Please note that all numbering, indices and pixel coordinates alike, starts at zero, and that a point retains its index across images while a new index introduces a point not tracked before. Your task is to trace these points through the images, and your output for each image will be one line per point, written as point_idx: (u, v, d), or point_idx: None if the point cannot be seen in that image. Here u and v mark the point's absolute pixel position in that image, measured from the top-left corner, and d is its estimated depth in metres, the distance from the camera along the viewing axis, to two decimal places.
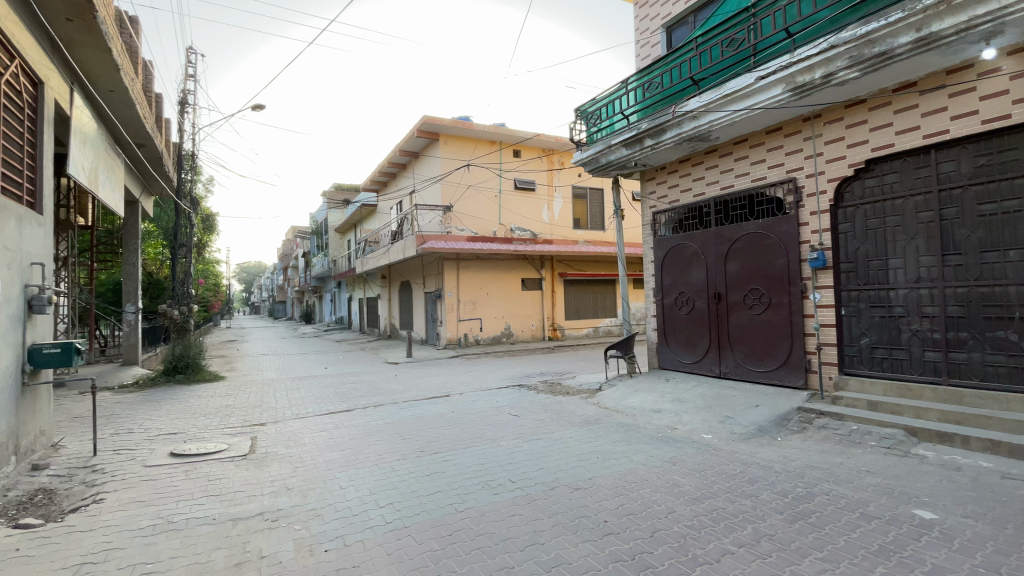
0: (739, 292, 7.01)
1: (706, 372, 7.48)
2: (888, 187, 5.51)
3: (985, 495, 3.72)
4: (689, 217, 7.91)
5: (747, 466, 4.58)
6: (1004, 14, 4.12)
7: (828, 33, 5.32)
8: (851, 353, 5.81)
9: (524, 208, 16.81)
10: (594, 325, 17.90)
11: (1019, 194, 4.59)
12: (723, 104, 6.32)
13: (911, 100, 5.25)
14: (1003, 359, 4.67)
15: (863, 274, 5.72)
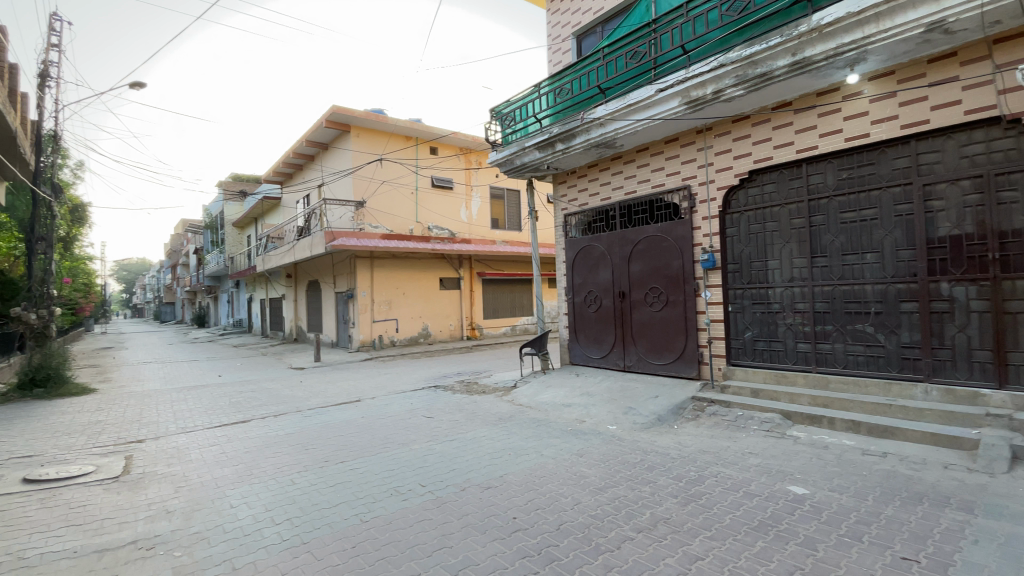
0: (641, 291, 7.44)
1: (613, 367, 7.86)
2: (768, 196, 6.13)
3: (844, 468, 4.27)
4: (597, 220, 8.25)
5: (647, 454, 4.86)
6: (863, 44, 4.73)
7: (718, 53, 5.80)
8: (737, 345, 6.41)
9: (441, 206, 16.61)
10: (511, 324, 18.17)
11: (873, 205, 5.29)
12: (627, 113, 6.67)
13: (787, 118, 5.87)
14: (861, 348, 5.39)
15: (746, 274, 6.32)
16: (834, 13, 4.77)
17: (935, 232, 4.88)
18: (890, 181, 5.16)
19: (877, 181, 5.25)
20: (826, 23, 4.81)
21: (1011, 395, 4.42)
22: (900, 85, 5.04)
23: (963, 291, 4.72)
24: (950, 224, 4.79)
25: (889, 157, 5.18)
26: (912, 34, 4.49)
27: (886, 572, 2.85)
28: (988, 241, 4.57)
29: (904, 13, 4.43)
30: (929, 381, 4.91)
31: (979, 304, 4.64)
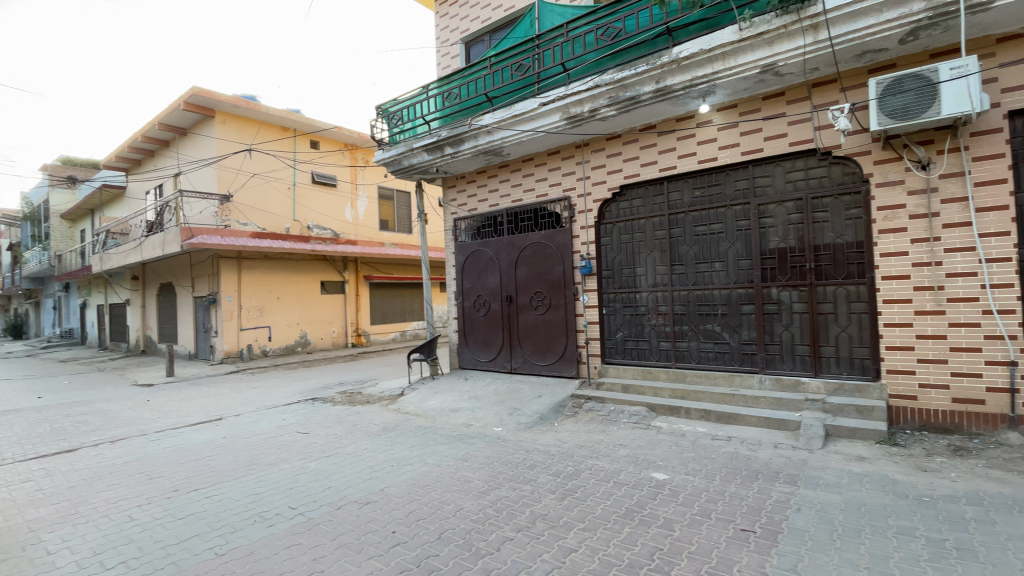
0: (527, 295, 7.69)
1: (500, 369, 8.02)
2: (635, 209, 6.71)
3: (697, 453, 4.81)
4: (484, 226, 8.36)
5: (529, 453, 5.02)
6: (713, 79, 5.40)
7: (595, 74, 6.23)
8: (611, 345, 6.90)
9: (323, 205, 15.65)
10: (401, 329, 17.68)
11: (720, 220, 6.04)
12: (512, 122, 6.86)
13: (653, 139, 6.48)
14: (710, 345, 6.12)
15: (618, 280, 6.85)
16: (690, 49, 5.38)
17: (767, 245, 5.72)
18: (733, 200, 5.93)
19: (723, 200, 6.01)
20: (684, 57, 5.40)
21: (823, 381, 5.33)
22: (742, 117, 5.83)
23: (788, 295, 5.60)
24: (778, 239, 5.65)
25: (732, 179, 5.96)
26: (750, 74, 5.23)
27: (728, 543, 3.26)
28: (805, 253, 5.46)
29: (744, 55, 5.14)
30: (763, 372, 5.74)
31: (800, 306, 5.53)
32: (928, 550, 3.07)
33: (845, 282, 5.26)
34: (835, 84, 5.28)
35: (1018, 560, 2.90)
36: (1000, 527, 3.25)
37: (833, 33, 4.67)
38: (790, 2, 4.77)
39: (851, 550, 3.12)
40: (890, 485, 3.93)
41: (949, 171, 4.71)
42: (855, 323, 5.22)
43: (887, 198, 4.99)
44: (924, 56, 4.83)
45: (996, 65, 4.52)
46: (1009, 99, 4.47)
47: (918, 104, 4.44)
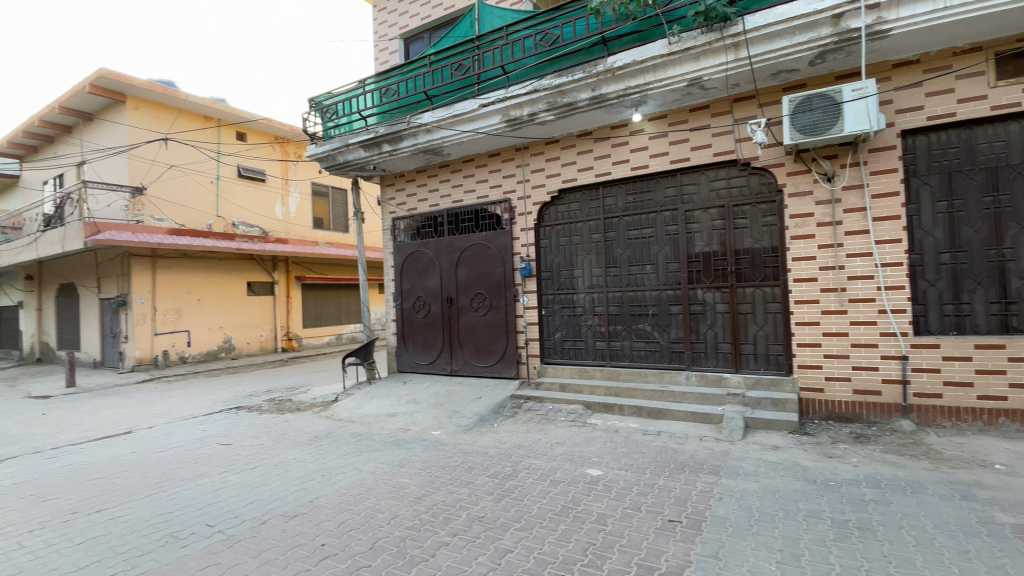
0: (467, 296, 7.65)
1: (439, 372, 7.92)
2: (572, 213, 6.88)
3: (629, 448, 4.99)
4: (424, 226, 8.23)
5: (467, 456, 4.98)
6: (645, 89, 5.63)
7: (533, 78, 6.31)
8: (549, 345, 7.02)
9: (251, 201, 14.77)
10: (336, 332, 17.05)
11: (652, 224, 6.31)
12: (452, 122, 6.80)
13: (590, 145, 6.66)
14: (642, 344, 6.38)
15: (556, 281, 6.98)
16: (624, 60, 5.58)
17: (694, 248, 6.04)
18: (664, 206, 6.22)
19: (654, 205, 6.29)
20: (618, 67, 5.60)
21: (743, 376, 5.71)
22: (671, 127, 6.12)
23: (712, 296, 5.94)
24: (703, 243, 5.99)
25: (662, 186, 6.25)
26: (678, 87, 5.51)
27: (657, 534, 3.40)
28: (727, 257, 5.83)
29: (673, 69, 5.41)
30: (690, 368, 6.06)
31: (723, 306, 5.89)
32: (832, 530, 3.36)
33: (762, 284, 5.66)
34: (754, 99, 5.66)
35: (906, 534, 3.24)
36: (893, 506, 3.62)
37: (752, 53, 5.01)
38: (714, 21, 5.05)
39: (767, 534, 3.35)
40: (801, 472, 4.27)
41: (851, 183, 5.19)
42: (771, 322, 5.63)
43: (799, 207, 5.42)
44: (830, 78, 5.29)
45: (889, 89, 5.03)
46: (899, 120, 4.99)
47: (825, 122, 4.87)
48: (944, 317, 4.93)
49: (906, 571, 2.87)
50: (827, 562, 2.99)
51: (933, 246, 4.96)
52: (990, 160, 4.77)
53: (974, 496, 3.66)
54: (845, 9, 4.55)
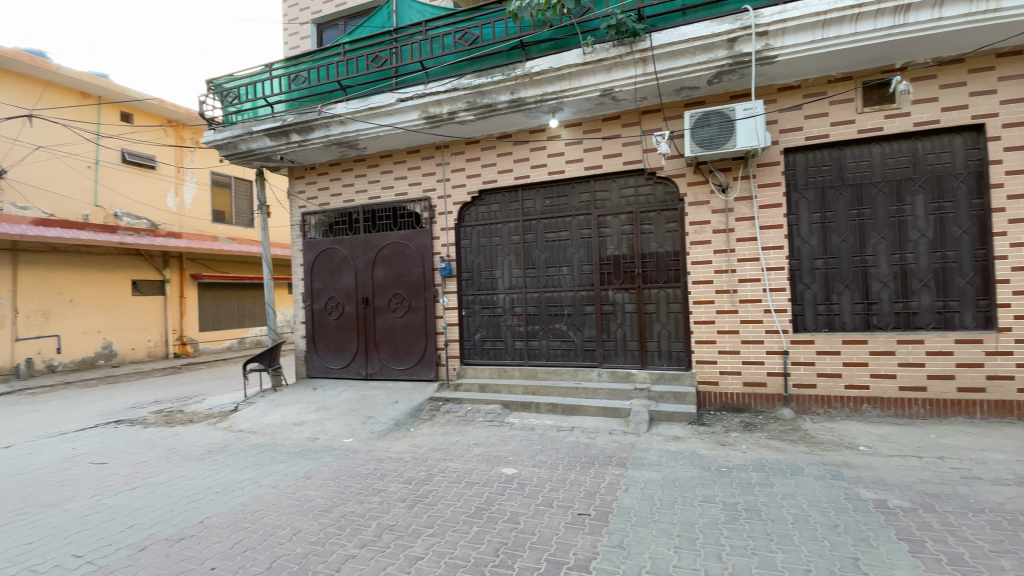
0: (384, 297, 7.42)
1: (354, 375, 7.61)
2: (492, 214, 6.91)
3: (544, 445, 5.11)
4: (338, 222, 7.87)
5: (379, 463, 4.83)
6: (561, 96, 5.78)
7: (453, 77, 6.26)
8: (469, 346, 7.00)
9: (138, 189, 13.28)
10: (238, 336, 15.89)
11: (568, 228, 6.51)
12: (368, 116, 6.55)
13: (509, 147, 6.72)
14: (559, 343, 6.56)
15: (477, 282, 6.97)
16: (541, 65, 5.70)
17: (606, 251, 6.32)
18: (579, 210, 6.44)
19: (570, 209, 6.49)
20: (536, 72, 5.70)
21: (648, 372, 6.08)
22: (586, 134, 6.35)
23: (623, 297, 6.25)
24: (614, 247, 6.29)
25: (577, 191, 6.47)
26: (592, 96, 5.72)
27: (567, 529, 3.51)
28: (635, 260, 6.17)
29: (587, 78, 5.61)
30: (602, 365, 6.33)
31: (632, 306, 6.22)
32: (724, 513, 3.66)
33: (666, 286, 6.06)
34: (659, 112, 6.03)
35: (785, 513, 3.61)
36: (775, 487, 4.02)
37: (658, 68, 5.32)
38: (624, 35, 5.31)
39: (667, 520, 3.59)
40: (698, 460, 4.62)
41: (742, 195, 5.68)
42: (673, 321, 6.04)
43: (698, 214, 5.84)
44: (725, 97, 5.76)
45: (775, 110, 5.57)
46: (783, 139, 5.55)
47: (720, 137, 5.29)
48: (818, 316, 5.54)
49: (784, 546, 3.19)
50: (718, 543, 3.26)
51: (810, 252, 5.56)
52: (856, 177, 5.41)
53: (840, 475, 4.16)
54: (738, 34, 4.97)
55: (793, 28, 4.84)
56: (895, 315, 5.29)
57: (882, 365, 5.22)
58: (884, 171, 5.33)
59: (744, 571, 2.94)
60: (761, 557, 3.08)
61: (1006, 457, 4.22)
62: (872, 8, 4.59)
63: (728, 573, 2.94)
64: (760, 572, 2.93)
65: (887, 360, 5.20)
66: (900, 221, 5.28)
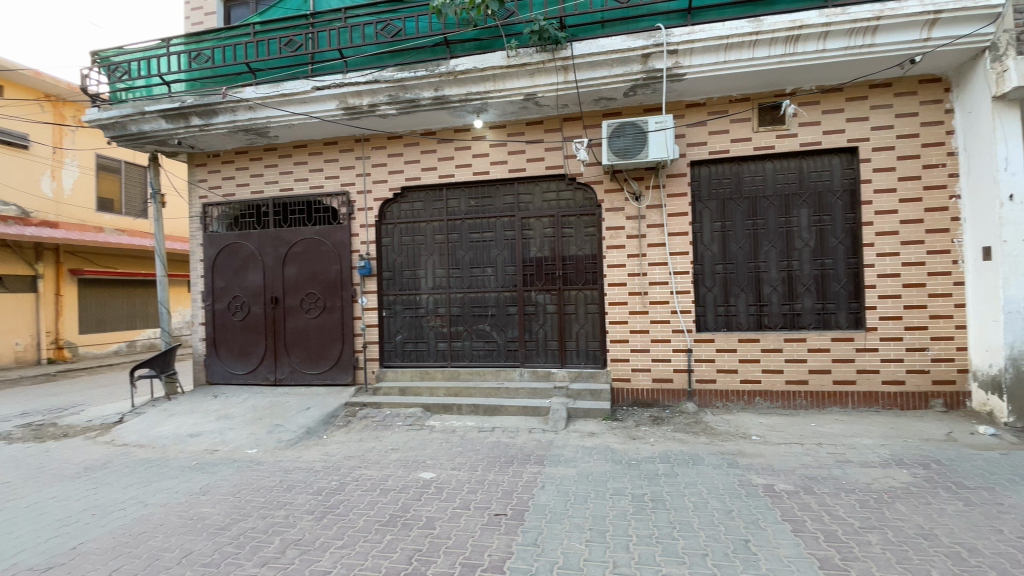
0: (296, 297, 7.01)
1: (262, 381, 7.12)
2: (416, 212, 6.77)
3: (463, 447, 5.08)
4: (246, 214, 7.31)
5: (287, 474, 4.55)
6: (485, 97, 5.78)
7: (374, 68, 6.04)
8: (390, 347, 6.80)
9: (8, 171, 11.49)
10: (127, 339, 14.38)
11: (492, 229, 6.54)
12: (281, 102, 6.16)
13: (433, 145, 6.61)
14: (482, 344, 6.57)
15: (398, 282, 6.79)
16: (465, 65, 5.65)
17: (529, 253, 6.43)
18: (503, 211, 6.49)
19: (494, 210, 6.52)
20: (460, 71, 5.65)
21: (568, 370, 6.27)
22: (510, 137, 6.41)
23: (543, 298, 6.39)
24: (537, 249, 6.41)
25: (501, 192, 6.51)
26: (515, 99, 5.78)
27: (482, 530, 3.51)
28: (556, 262, 6.33)
29: (510, 82, 5.65)
30: (523, 365, 6.43)
31: (552, 307, 6.38)
32: (632, 504, 3.86)
33: (584, 287, 6.28)
34: (580, 120, 6.22)
35: (687, 501, 3.88)
36: (678, 477, 4.30)
37: (579, 77, 5.49)
38: (547, 42, 5.39)
39: (579, 515, 3.71)
40: (610, 454, 4.82)
41: (653, 202, 6.02)
42: (591, 322, 6.28)
43: (615, 220, 6.11)
44: (640, 109, 6.06)
45: (684, 124, 5.95)
46: (691, 152, 5.94)
47: (634, 147, 5.56)
48: (719, 316, 5.99)
49: (684, 532, 3.42)
50: (626, 534, 3.42)
51: (713, 258, 6.00)
52: (752, 191, 5.91)
53: (736, 463, 4.54)
54: (651, 51, 5.24)
55: (700, 48, 5.18)
56: (783, 316, 5.85)
57: (772, 361, 5.76)
58: (776, 186, 5.88)
59: (649, 559, 3.11)
60: (664, 545, 3.27)
61: (871, 441, 4.82)
62: (767, 36, 5.02)
63: (634, 562, 3.09)
64: (663, 559, 3.11)
65: (776, 357, 5.75)
66: (787, 232, 5.84)
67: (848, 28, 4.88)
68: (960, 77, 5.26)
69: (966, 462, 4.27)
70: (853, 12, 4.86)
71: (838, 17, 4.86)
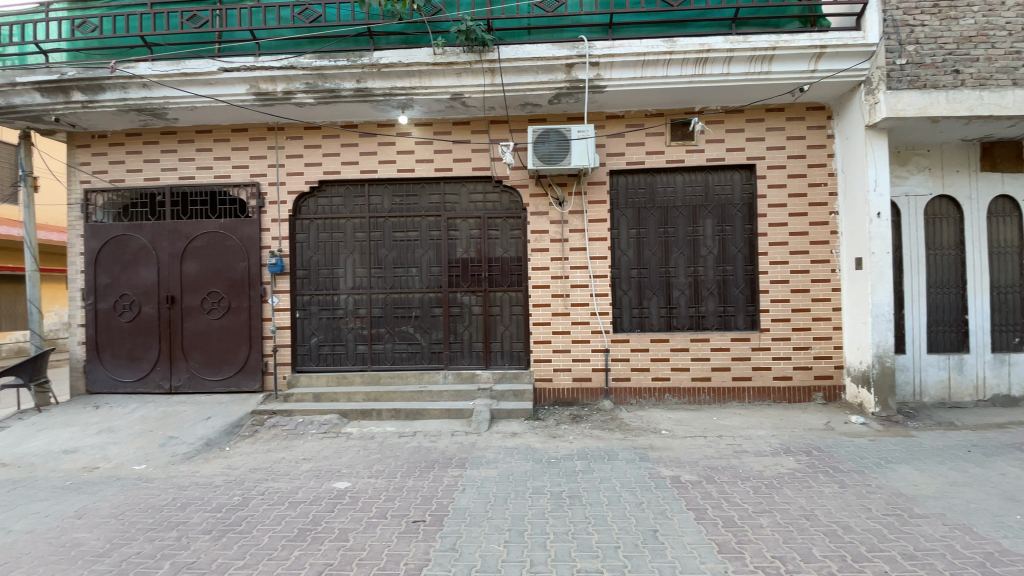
0: (197, 296, 6.44)
1: (155, 389, 6.47)
2: (335, 208, 6.47)
3: (382, 453, 4.92)
4: (139, 203, 6.65)
5: (181, 491, 4.15)
6: (410, 93, 5.64)
7: (290, 53, 5.69)
8: (304, 351, 6.45)
9: None
10: None
11: (416, 228, 6.41)
12: (182, 82, 5.63)
13: (354, 139, 6.35)
14: (405, 346, 6.42)
15: (314, 281, 6.46)
16: (390, 58, 5.49)
17: (454, 254, 6.39)
18: (428, 211, 6.39)
19: (418, 210, 6.40)
20: (383, 64, 5.48)
21: (492, 371, 6.30)
22: (436, 135, 6.31)
23: (468, 300, 6.38)
24: (463, 250, 6.39)
25: (426, 191, 6.41)
26: (441, 98, 5.70)
27: (399, 538, 3.41)
28: (482, 264, 6.35)
29: (436, 79, 5.57)
30: (447, 367, 6.37)
31: (476, 309, 6.39)
32: (550, 502, 3.94)
33: (509, 289, 6.35)
34: (506, 124, 6.28)
35: (602, 496, 4.03)
36: (595, 473, 4.47)
37: (505, 81, 5.53)
38: (474, 43, 5.37)
39: (498, 516, 3.72)
40: (531, 454, 4.90)
41: (575, 208, 6.22)
42: (514, 324, 6.36)
43: (539, 223, 6.23)
44: (564, 117, 6.24)
45: (605, 134, 6.20)
46: (610, 161, 6.20)
47: (558, 154, 5.70)
48: (634, 318, 6.30)
49: (598, 527, 3.55)
50: (544, 532, 3.48)
51: (628, 263, 6.30)
52: (664, 201, 6.28)
53: (647, 457, 4.80)
54: (575, 61, 5.40)
55: (619, 63, 5.41)
56: (690, 318, 6.26)
57: (680, 360, 6.16)
58: (686, 196, 6.28)
59: (564, 556, 3.19)
60: (579, 540, 3.38)
61: (764, 432, 5.30)
62: (679, 56, 5.35)
63: (550, 560, 3.15)
64: (578, 554, 3.20)
65: (684, 356, 6.16)
66: (695, 240, 6.26)
67: (749, 55, 5.33)
68: (839, 107, 5.92)
69: (841, 448, 4.83)
70: (753, 41, 5.32)
71: (741, 44, 5.29)
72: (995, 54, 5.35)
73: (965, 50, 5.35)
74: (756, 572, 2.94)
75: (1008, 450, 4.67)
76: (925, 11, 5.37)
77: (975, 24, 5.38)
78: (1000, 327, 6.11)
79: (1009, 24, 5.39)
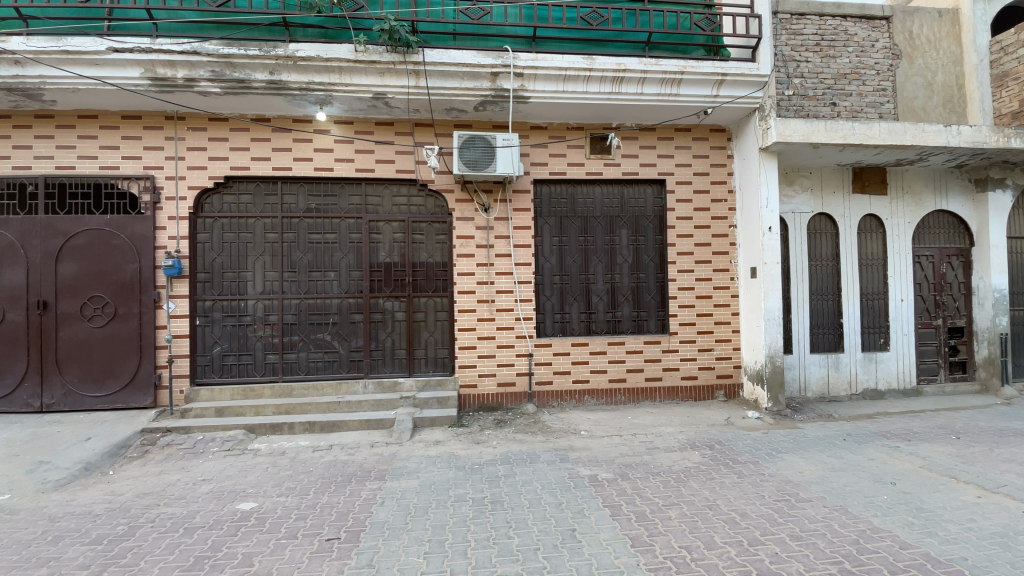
0: (76, 302, 5.73)
1: (21, 408, 5.65)
2: (243, 206, 6.03)
3: (294, 470, 4.65)
4: (4, 193, 5.72)
5: (53, 523, 3.66)
6: (330, 89, 5.41)
7: (192, 37, 5.24)
8: (204, 362, 5.94)
9: None
10: None
11: (334, 230, 6.15)
12: (62, 61, 5.01)
13: (266, 134, 5.98)
14: (321, 355, 6.13)
15: (218, 285, 5.98)
16: (307, 51, 5.24)
17: (376, 258, 6.21)
18: (347, 213, 6.15)
19: (337, 211, 6.14)
20: (300, 57, 5.20)
21: (415, 379, 6.18)
22: (357, 134, 6.10)
23: (391, 305, 6.23)
24: (386, 254, 6.23)
25: (346, 193, 6.17)
26: (363, 96, 5.51)
27: (311, 559, 3.22)
28: (405, 268, 6.23)
29: (358, 77, 5.38)
30: (368, 376, 6.17)
31: (399, 315, 6.25)
32: (472, 509, 3.93)
33: (434, 295, 6.28)
34: (431, 127, 6.23)
35: (523, 499, 4.09)
36: (516, 476, 4.53)
37: (429, 84, 5.48)
38: (397, 43, 5.27)
39: (419, 527, 3.64)
40: (453, 461, 4.86)
41: (500, 215, 6.29)
42: (438, 329, 6.31)
43: (464, 229, 6.23)
44: (490, 125, 6.30)
45: (528, 144, 6.33)
46: (533, 170, 6.34)
47: (483, 161, 5.75)
48: (555, 323, 6.47)
49: (519, 529, 3.60)
50: (464, 540, 3.46)
51: (551, 269, 6.47)
52: (585, 210, 6.53)
53: (567, 457, 4.94)
54: (499, 70, 5.49)
55: (542, 75, 5.56)
56: (608, 322, 6.55)
57: (598, 363, 6.41)
58: (605, 207, 6.56)
59: (485, 562, 3.19)
60: (499, 545, 3.39)
61: (673, 429, 5.65)
62: (597, 73, 5.61)
63: (471, 567, 3.14)
64: (498, 559, 3.22)
65: (601, 358, 6.42)
66: (612, 248, 6.56)
67: (660, 77, 5.70)
68: (738, 130, 6.49)
69: (739, 441, 5.28)
70: (664, 65, 5.70)
71: (653, 67, 5.65)
72: (865, 90, 6.33)
73: (842, 85, 6.29)
74: (664, 562, 3.13)
75: (874, 437, 5.35)
76: (808, 50, 6.25)
77: (850, 63, 6.32)
78: (868, 329, 6.99)
79: (876, 65, 6.38)
